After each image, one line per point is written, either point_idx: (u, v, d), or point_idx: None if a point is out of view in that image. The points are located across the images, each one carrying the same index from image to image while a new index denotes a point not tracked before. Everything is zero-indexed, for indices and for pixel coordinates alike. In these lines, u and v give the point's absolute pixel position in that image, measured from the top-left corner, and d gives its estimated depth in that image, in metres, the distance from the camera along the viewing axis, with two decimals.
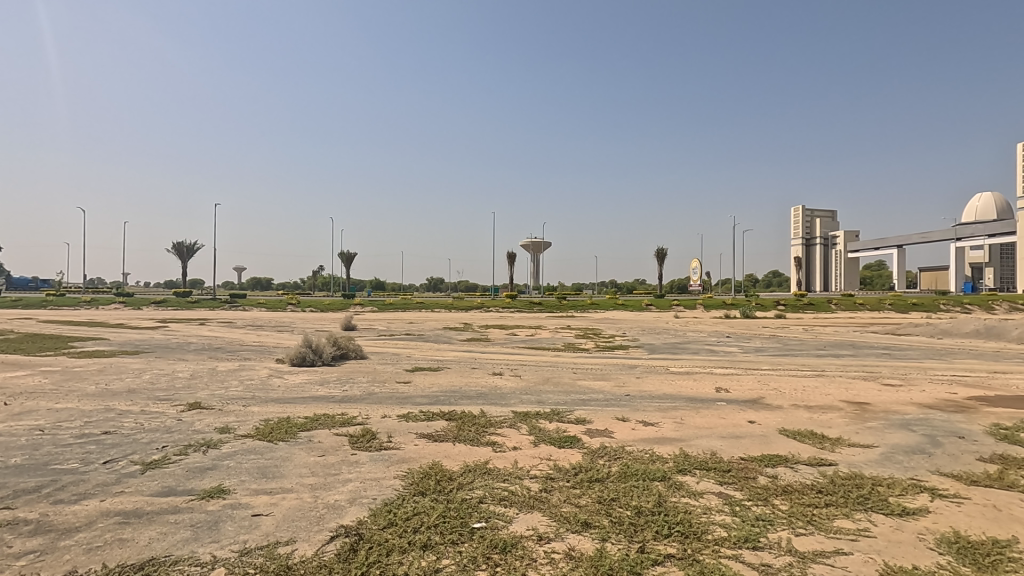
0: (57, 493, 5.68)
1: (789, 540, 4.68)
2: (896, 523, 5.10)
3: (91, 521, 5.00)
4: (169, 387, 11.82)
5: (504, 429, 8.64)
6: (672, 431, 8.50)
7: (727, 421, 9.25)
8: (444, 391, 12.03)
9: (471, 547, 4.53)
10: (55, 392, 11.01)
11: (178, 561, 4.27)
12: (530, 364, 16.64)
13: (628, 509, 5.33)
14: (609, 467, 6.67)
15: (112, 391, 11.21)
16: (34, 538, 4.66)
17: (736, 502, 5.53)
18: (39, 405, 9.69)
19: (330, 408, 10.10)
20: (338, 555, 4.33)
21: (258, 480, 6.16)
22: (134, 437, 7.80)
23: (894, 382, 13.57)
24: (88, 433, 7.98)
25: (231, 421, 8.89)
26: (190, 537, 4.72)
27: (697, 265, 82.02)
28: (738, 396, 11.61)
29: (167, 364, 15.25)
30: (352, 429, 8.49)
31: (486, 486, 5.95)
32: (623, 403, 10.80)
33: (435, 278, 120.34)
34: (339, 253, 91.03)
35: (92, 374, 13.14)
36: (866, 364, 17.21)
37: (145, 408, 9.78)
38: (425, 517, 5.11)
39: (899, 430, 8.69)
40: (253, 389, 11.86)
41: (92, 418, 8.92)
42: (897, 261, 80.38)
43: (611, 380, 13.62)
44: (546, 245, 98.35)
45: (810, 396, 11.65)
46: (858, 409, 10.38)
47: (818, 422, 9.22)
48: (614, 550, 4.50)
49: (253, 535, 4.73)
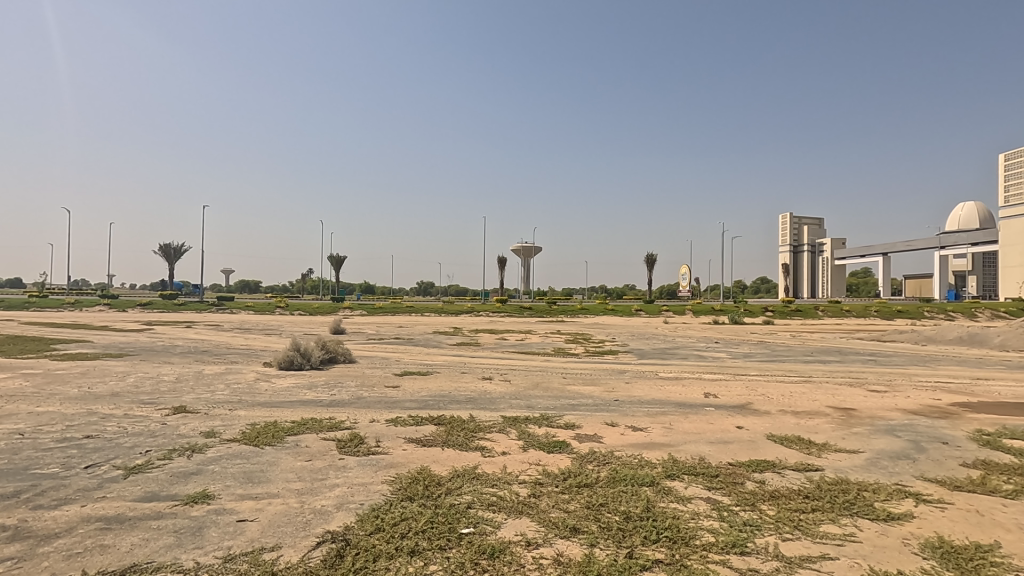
0: (37, 498, 5.57)
1: (777, 545, 4.70)
2: (882, 528, 5.14)
3: (71, 527, 4.91)
4: (154, 391, 11.64)
5: (493, 434, 8.61)
6: (662, 436, 8.51)
7: (715, 426, 9.30)
8: (433, 395, 11.96)
9: (459, 553, 4.49)
10: (36, 396, 10.77)
11: (160, 567, 4.21)
12: (519, 368, 16.70)
13: (617, 514, 5.32)
14: (598, 471, 6.68)
15: (95, 395, 11.01)
16: (12, 545, 4.55)
17: (724, 507, 5.55)
18: (19, 409, 9.48)
19: (317, 412, 10.03)
20: (324, 561, 4.29)
21: (244, 485, 6.08)
22: (117, 442, 7.66)
23: (878, 388, 13.75)
24: (69, 438, 7.81)
25: (217, 426, 8.78)
26: (173, 542, 4.65)
27: (687, 272, 82.71)
28: (727, 402, 11.67)
29: (151, 367, 15.00)
30: (340, 434, 8.42)
31: (475, 491, 5.93)
32: (612, 408, 10.82)
33: (425, 283, 119.85)
34: (328, 256, 90.30)
35: (75, 378, 12.90)
36: (852, 370, 17.42)
37: (128, 411, 9.65)
38: (413, 522, 5.07)
39: (885, 436, 8.76)
40: (240, 393, 11.74)
41: (74, 422, 8.75)
42: (883, 268, 81.49)
43: (601, 385, 13.64)
44: (536, 249, 98.82)
45: (797, 402, 11.75)
46: (845, 414, 10.46)
47: (804, 427, 9.31)
48: (602, 556, 4.49)
49: (238, 541, 4.67)
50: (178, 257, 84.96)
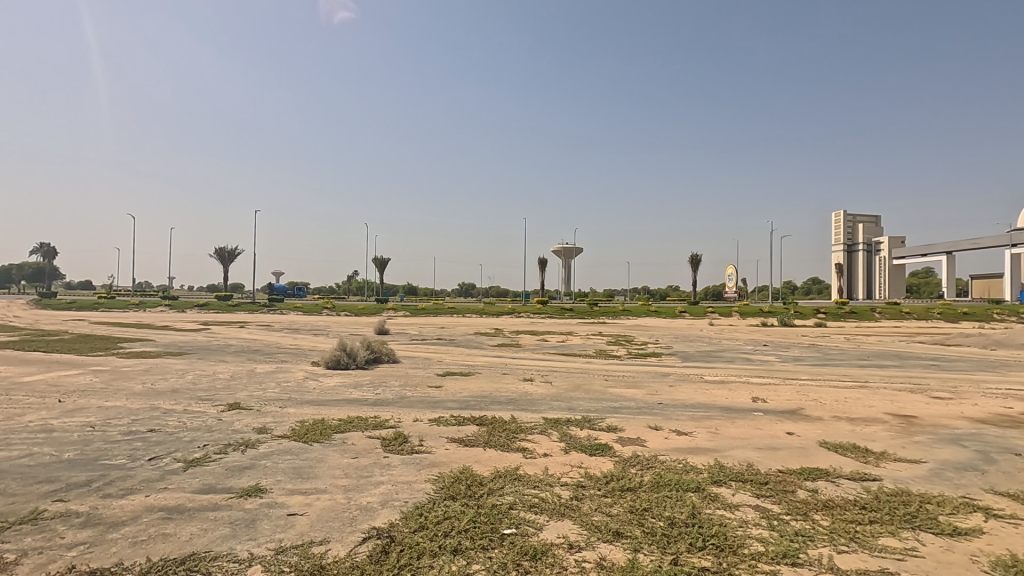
0: (106, 487, 5.93)
1: (831, 557, 4.51)
2: (946, 543, 4.84)
3: (136, 516, 5.19)
4: (210, 388, 12.21)
5: (534, 435, 8.61)
6: (707, 441, 8.30)
7: (764, 431, 8.99)
8: (474, 396, 12.07)
9: (501, 554, 4.51)
10: (105, 391, 11.49)
11: (217, 556, 4.40)
12: (560, 370, 16.67)
13: (661, 520, 5.23)
14: (641, 476, 6.57)
15: (156, 391, 11.63)
16: (84, 530, 4.87)
17: (774, 516, 5.35)
18: (89, 403, 10.12)
19: (363, 411, 10.28)
20: (370, 557, 4.38)
21: (294, 480, 6.30)
22: (177, 436, 8.06)
23: (941, 395, 12.97)
24: (134, 431, 8.29)
25: (268, 422, 9.13)
26: (228, 533, 4.85)
27: (733, 273, 80.57)
28: (776, 406, 11.27)
29: (207, 366, 15.72)
30: (385, 432, 8.62)
31: (517, 492, 5.94)
32: (655, 411, 10.63)
33: (466, 284, 121.11)
34: (372, 258, 92.48)
35: (139, 375, 13.68)
36: (912, 375, 16.51)
37: (187, 407, 10.15)
38: (456, 521, 5.13)
39: (949, 445, 8.26)
40: (289, 391, 12.16)
41: (138, 416, 9.27)
42: (947, 268, 76.94)
43: (644, 388, 13.42)
44: (577, 250, 98.19)
45: (852, 407, 11.23)
46: (904, 422, 9.92)
47: (860, 435, 8.88)
48: (645, 561, 4.42)
49: (288, 534, 4.83)
50: (233, 259, 89.00)
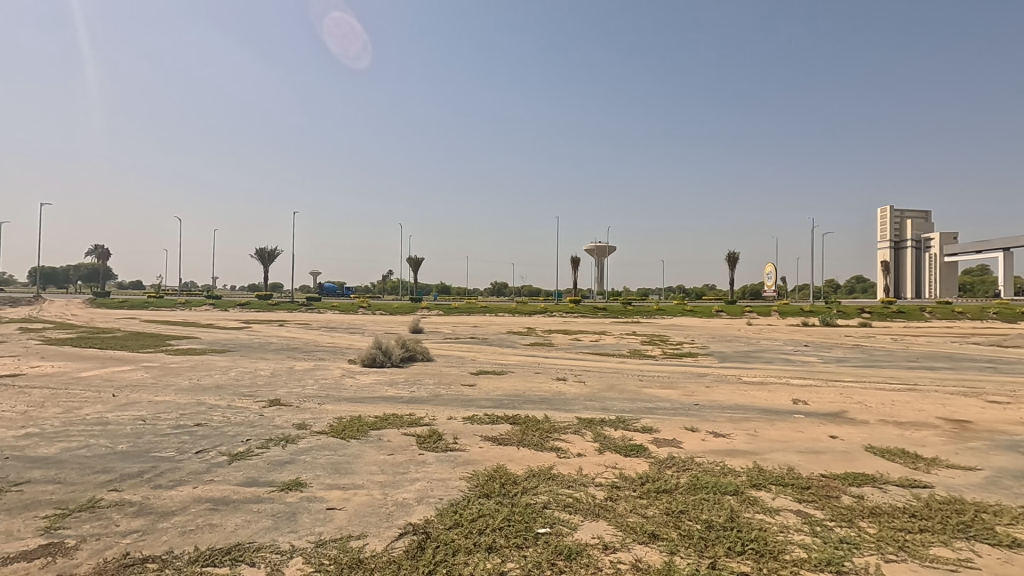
0: (156, 478, 6.20)
1: (878, 566, 4.34)
2: (1005, 555, 4.60)
3: (184, 506, 5.41)
4: (252, 384, 12.61)
5: (568, 434, 8.59)
6: (745, 443, 8.11)
7: (805, 434, 8.73)
8: (507, 394, 12.10)
9: (535, 553, 4.51)
10: (155, 386, 12.01)
11: (260, 547, 4.55)
12: (594, 369, 16.57)
13: (698, 523, 5.13)
14: (677, 478, 6.46)
15: (202, 387, 12.09)
16: (137, 519, 5.10)
17: (816, 521, 5.19)
18: (141, 398, 10.60)
19: (398, 408, 10.44)
20: (406, 552, 4.45)
21: (332, 475, 6.45)
22: (222, 430, 8.36)
23: (999, 399, 12.30)
24: (182, 425, 8.64)
25: (307, 418, 9.37)
26: (270, 525, 5.00)
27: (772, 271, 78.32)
28: (818, 409, 10.91)
29: (249, 363, 16.26)
30: (420, 430, 8.73)
31: (551, 492, 5.94)
32: (691, 412, 10.44)
33: (499, 283, 121.49)
34: (407, 257, 93.72)
35: (186, 371, 14.23)
36: (966, 378, 15.72)
37: (231, 402, 10.51)
38: (490, 518, 5.16)
39: (1007, 452, 7.84)
40: (327, 388, 12.45)
41: (186, 411, 9.66)
42: (1004, 266, 72.97)
43: (679, 389, 13.19)
44: (610, 248, 97.27)
45: (900, 411, 10.77)
46: (957, 427, 9.46)
47: (909, 439, 8.52)
48: (682, 564, 4.35)
49: (328, 528, 4.95)
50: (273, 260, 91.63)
